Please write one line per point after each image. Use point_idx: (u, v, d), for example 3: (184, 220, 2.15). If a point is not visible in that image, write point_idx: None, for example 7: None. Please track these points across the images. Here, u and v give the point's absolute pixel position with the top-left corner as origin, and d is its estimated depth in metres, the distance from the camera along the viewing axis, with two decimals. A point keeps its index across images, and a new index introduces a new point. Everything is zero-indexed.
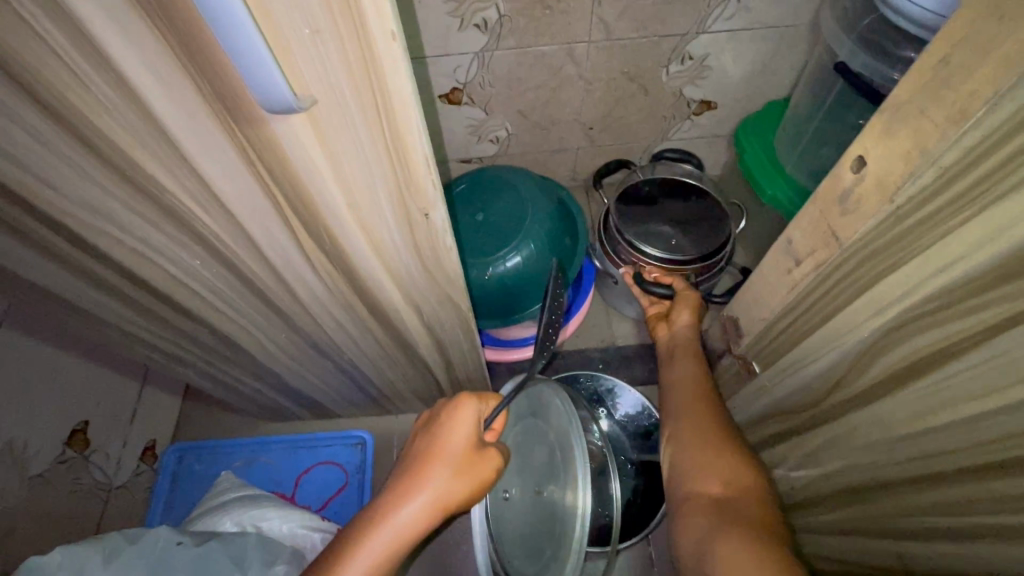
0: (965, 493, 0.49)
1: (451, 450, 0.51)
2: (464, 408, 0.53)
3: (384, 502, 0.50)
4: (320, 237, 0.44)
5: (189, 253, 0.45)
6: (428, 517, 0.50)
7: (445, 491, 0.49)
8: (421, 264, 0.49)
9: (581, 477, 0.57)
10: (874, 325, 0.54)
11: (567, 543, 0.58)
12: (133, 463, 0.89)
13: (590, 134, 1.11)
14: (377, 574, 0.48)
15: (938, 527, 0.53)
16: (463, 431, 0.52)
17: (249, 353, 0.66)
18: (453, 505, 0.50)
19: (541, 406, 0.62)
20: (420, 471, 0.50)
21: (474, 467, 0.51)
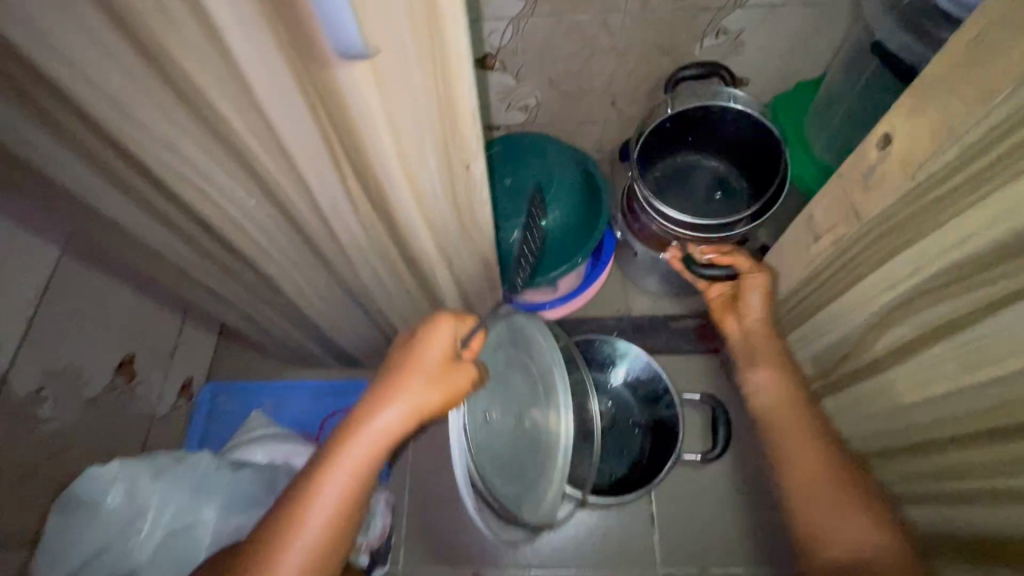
0: (971, 456, 0.51)
1: (427, 362, 0.53)
2: (442, 327, 0.55)
3: (365, 411, 0.52)
4: (367, 183, 0.47)
5: (245, 192, 0.49)
6: (406, 422, 0.52)
7: (422, 397, 0.52)
8: (457, 215, 0.52)
9: (563, 396, 0.67)
10: (888, 298, 0.57)
11: (549, 463, 0.66)
12: (172, 397, 0.95)
13: (619, 106, 1.11)
14: (359, 477, 0.51)
15: (951, 490, 0.56)
16: (438, 346, 0.53)
17: (287, 296, 0.70)
18: (430, 412, 0.53)
19: (518, 336, 0.65)
20: (396, 383, 0.52)
21: (447, 379, 0.53)
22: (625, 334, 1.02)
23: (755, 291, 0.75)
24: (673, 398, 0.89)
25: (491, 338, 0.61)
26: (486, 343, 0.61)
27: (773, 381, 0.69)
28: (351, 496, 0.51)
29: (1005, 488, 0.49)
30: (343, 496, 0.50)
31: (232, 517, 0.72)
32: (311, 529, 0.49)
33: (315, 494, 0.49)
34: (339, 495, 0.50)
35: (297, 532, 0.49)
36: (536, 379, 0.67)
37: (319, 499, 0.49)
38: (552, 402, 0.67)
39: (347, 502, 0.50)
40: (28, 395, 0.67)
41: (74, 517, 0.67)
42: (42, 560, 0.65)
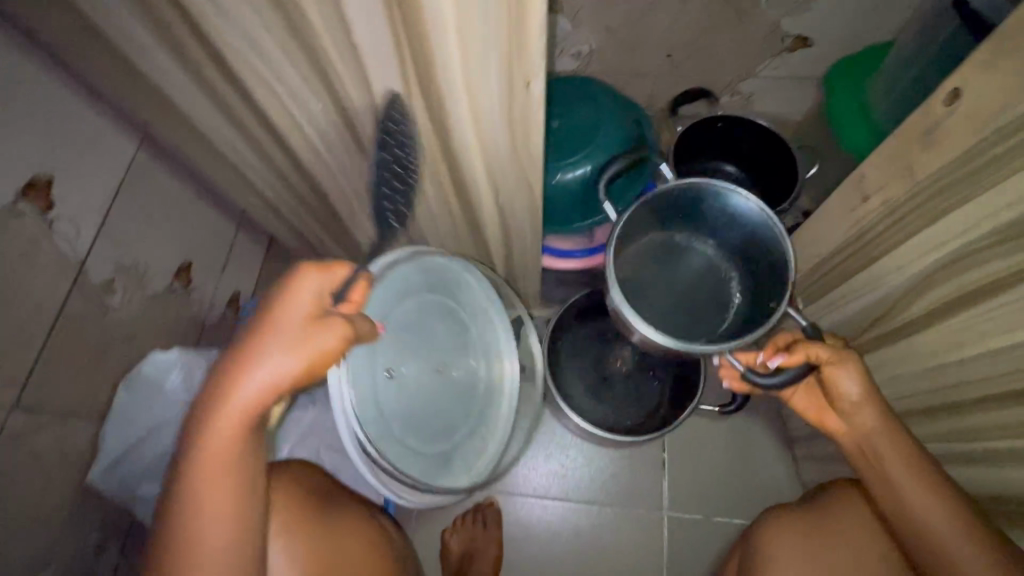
0: (990, 418, 0.53)
1: (278, 325, 0.47)
2: (300, 282, 0.48)
3: (219, 388, 0.48)
4: (429, 97, 0.49)
5: (315, 97, 0.52)
6: (270, 391, 0.48)
7: (281, 366, 0.47)
8: (510, 140, 0.54)
9: (507, 342, 0.78)
10: (927, 260, 0.57)
11: (495, 408, 0.77)
12: (223, 306, 1.02)
13: (675, 61, 1.09)
14: (235, 447, 0.49)
15: (962, 452, 0.59)
16: (295, 306, 0.48)
17: (338, 213, 0.74)
18: (294, 378, 0.48)
19: (432, 275, 0.69)
20: (250, 352, 0.47)
21: (303, 339, 0.47)
22: None
23: (844, 378, 0.60)
24: None
25: (402, 283, 0.66)
26: (389, 296, 0.64)
27: (890, 438, 0.60)
28: (238, 462, 0.50)
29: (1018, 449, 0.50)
30: (231, 465, 0.50)
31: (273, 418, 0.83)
32: (214, 505, 0.49)
33: (202, 468, 0.49)
34: (229, 465, 0.49)
35: (199, 508, 0.49)
36: (464, 324, 0.75)
37: (206, 474, 0.49)
38: (494, 349, 0.77)
39: (238, 470, 0.50)
40: (102, 282, 0.74)
41: (143, 394, 0.79)
42: (112, 426, 0.76)
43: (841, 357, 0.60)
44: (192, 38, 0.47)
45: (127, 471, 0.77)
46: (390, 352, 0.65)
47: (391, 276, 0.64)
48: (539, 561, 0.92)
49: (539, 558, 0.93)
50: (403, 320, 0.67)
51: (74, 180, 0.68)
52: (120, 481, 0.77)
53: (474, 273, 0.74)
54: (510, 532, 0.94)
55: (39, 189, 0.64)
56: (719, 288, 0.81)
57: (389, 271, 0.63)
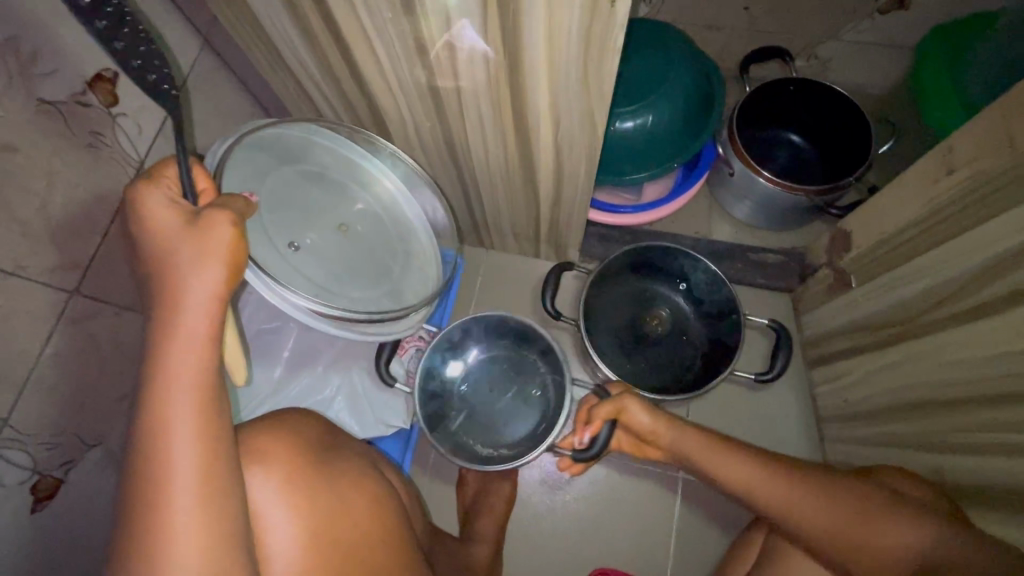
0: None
1: (174, 241, 0.42)
2: (151, 196, 0.43)
3: (153, 347, 0.41)
4: (504, 9, 0.47)
5: (386, 3, 0.50)
6: (205, 320, 0.42)
7: (200, 281, 0.41)
8: (581, 68, 0.52)
9: (383, 171, 0.77)
10: (1012, 241, 0.53)
11: (416, 243, 0.79)
12: None
13: (753, 14, 1.01)
14: (200, 411, 0.41)
15: (992, 441, 0.56)
16: (168, 220, 0.43)
17: (392, 138, 0.73)
18: (224, 291, 0.42)
19: (273, 150, 0.68)
20: (168, 284, 0.42)
21: (208, 243, 0.42)
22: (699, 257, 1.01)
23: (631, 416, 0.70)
24: (736, 319, 0.88)
25: (246, 166, 0.65)
26: (249, 179, 0.64)
27: (728, 456, 0.64)
28: (209, 430, 0.41)
29: None
30: (197, 433, 0.40)
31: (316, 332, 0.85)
32: (174, 465, 0.39)
33: (168, 444, 0.39)
34: (193, 434, 0.40)
35: (170, 501, 0.39)
36: (339, 185, 0.74)
37: (174, 451, 0.39)
38: (365, 181, 0.76)
39: (207, 441, 0.40)
40: None
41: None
42: None
43: (623, 400, 0.69)
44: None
45: None
46: (282, 226, 0.66)
47: (229, 169, 0.62)
48: (553, 506, 0.95)
49: (552, 503, 0.95)
50: (267, 197, 0.66)
51: (137, 78, 0.69)
52: None
53: (304, 140, 0.71)
54: (525, 476, 0.96)
55: (104, 83, 0.65)
56: (520, 365, 0.94)
57: (231, 146, 0.63)
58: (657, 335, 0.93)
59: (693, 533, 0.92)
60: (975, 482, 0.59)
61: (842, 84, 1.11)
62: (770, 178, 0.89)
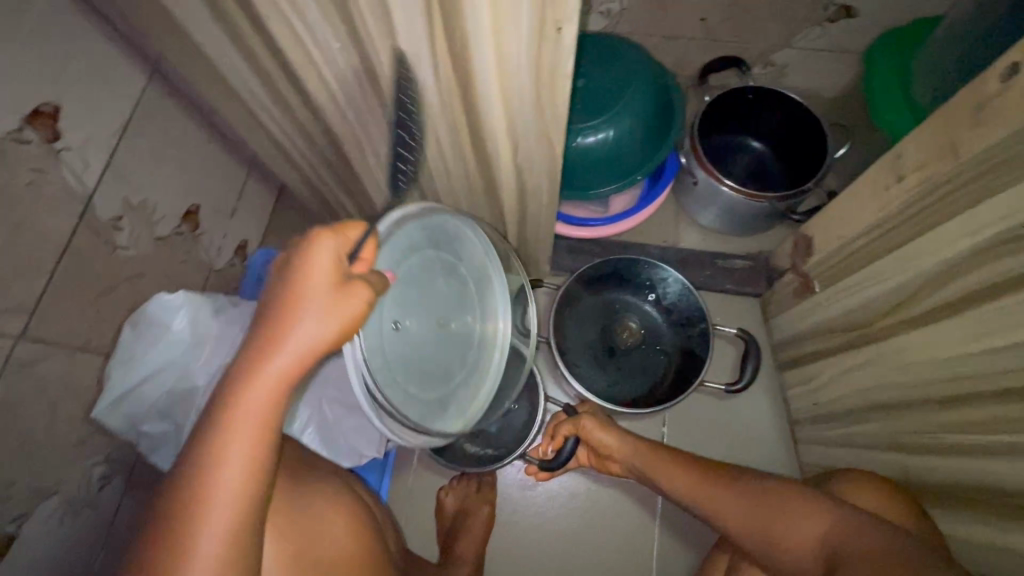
0: (999, 414, 0.51)
1: (312, 287, 0.41)
2: (323, 244, 0.42)
3: (254, 352, 0.42)
4: (453, 37, 0.46)
5: (333, 33, 0.49)
6: (302, 358, 0.42)
7: (309, 328, 0.41)
8: (535, 92, 0.52)
9: (500, 303, 0.68)
10: (960, 246, 0.54)
11: (481, 366, 0.67)
12: (230, 255, 1.02)
13: (708, 24, 1.03)
14: (264, 425, 0.42)
15: (955, 442, 0.57)
16: (320, 267, 0.41)
17: (351, 163, 0.72)
18: (326, 347, 0.42)
19: (442, 244, 0.62)
20: (284, 313, 0.41)
21: (339, 305, 0.41)
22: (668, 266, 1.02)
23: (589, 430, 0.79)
24: (705, 327, 0.88)
25: (407, 240, 0.57)
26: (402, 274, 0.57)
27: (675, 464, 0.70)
28: (261, 461, 0.42)
29: None
30: (252, 460, 0.41)
31: None
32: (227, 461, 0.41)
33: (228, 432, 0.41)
34: (249, 460, 0.41)
35: (197, 518, 0.40)
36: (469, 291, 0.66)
37: (230, 443, 0.41)
38: (485, 305, 0.67)
39: (256, 469, 0.42)
40: (110, 220, 0.72)
41: (145, 337, 0.75)
42: (115, 364, 0.74)
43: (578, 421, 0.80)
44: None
45: (131, 410, 0.76)
46: (397, 300, 0.58)
47: (395, 238, 0.54)
48: (534, 523, 0.94)
49: (533, 520, 0.94)
50: (406, 275, 0.58)
51: (82, 111, 0.66)
52: (121, 419, 0.75)
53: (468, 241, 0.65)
54: (504, 494, 0.95)
55: (43, 118, 0.62)
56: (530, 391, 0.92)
57: (412, 221, 0.56)
58: (629, 345, 0.93)
59: (676, 542, 0.92)
60: (940, 481, 0.60)
61: (797, 90, 1.13)
62: (732, 185, 0.91)
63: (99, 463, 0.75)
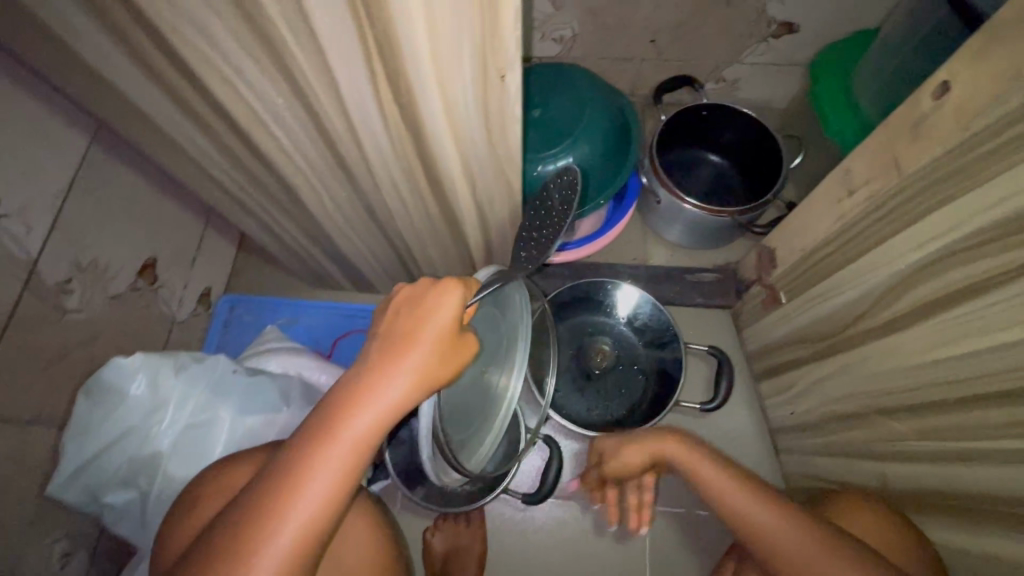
0: (963, 420, 0.53)
1: (431, 333, 0.48)
2: (449, 294, 0.49)
3: (370, 377, 0.48)
4: (397, 88, 0.46)
5: (275, 89, 0.48)
6: (412, 394, 0.48)
7: (422, 367, 0.48)
8: (486, 134, 0.51)
9: (519, 364, 0.58)
10: (911, 258, 0.56)
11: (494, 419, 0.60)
12: (192, 305, 0.99)
13: (659, 45, 1.05)
14: (364, 446, 0.48)
15: (926, 449, 0.58)
16: (443, 316, 0.48)
17: (308, 209, 0.71)
18: (429, 385, 0.49)
19: (500, 295, 0.59)
20: (401, 347, 0.48)
21: (451, 352, 0.49)
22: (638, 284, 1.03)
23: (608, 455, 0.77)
24: (679, 345, 0.89)
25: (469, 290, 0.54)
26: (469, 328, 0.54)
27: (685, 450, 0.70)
28: (348, 477, 0.48)
29: (998, 449, 0.50)
30: (342, 473, 0.47)
31: (251, 417, 0.77)
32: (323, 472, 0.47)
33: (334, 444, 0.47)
34: (339, 472, 0.47)
35: (287, 516, 0.46)
36: (507, 341, 0.59)
37: (332, 456, 0.47)
38: (509, 360, 0.59)
39: (344, 480, 0.47)
40: (57, 284, 0.69)
41: (103, 402, 0.69)
42: (73, 436, 0.67)
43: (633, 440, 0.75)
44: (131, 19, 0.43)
45: (92, 481, 0.69)
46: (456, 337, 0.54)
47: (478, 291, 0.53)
48: (528, 557, 0.92)
49: (526, 554, 0.92)
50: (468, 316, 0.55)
51: (22, 175, 0.64)
52: (80, 492, 0.69)
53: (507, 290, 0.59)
54: (495, 529, 0.93)
55: None
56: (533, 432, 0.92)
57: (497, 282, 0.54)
58: (605, 367, 0.93)
59: (668, 562, 0.91)
60: (916, 486, 0.61)
61: (749, 103, 1.17)
62: (695, 203, 0.92)
63: (60, 539, 0.71)
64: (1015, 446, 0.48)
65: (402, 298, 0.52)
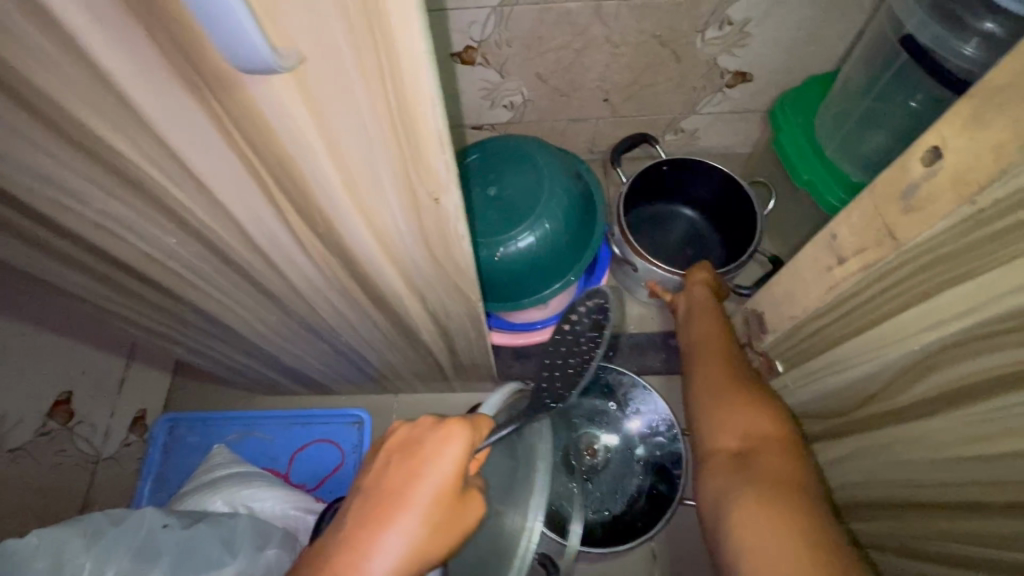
0: (1011, 529, 0.45)
1: (427, 494, 0.40)
2: (452, 440, 0.40)
3: (359, 537, 0.40)
4: (312, 219, 0.38)
5: (163, 230, 0.40)
6: (404, 565, 0.40)
7: (419, 532, 0.40)
8: (429, 254, 0.44)
9: (536, 493, 0.46)
10: (925, 338, 0.49)
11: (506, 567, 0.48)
12: (122, 434, 0.86)
13: (612, 104, 1.02)
14: None
15: (967, 555, 0.50)
16: (445, 469, 0.40)
17: (238, 332, 0.62)
18: (426, 553, 0.41)
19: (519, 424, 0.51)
20: (396, 502, 0.41)
21: (450, 518, 0.41)
22: (620, 355, 0.96)
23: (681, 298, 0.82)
24: (676, 433, 0.82)
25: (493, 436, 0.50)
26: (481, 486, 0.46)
27: (709, 356, 0.67)
28: None
29: None
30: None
31: None
32: None
33: None
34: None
35: None
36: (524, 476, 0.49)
37: None
38: (523, 496, 0.48)
39: None
40: None
41: None
42: None
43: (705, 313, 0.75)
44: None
45: None
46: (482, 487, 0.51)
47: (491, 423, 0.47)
48: None
49: None
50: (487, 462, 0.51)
51: None
52: None
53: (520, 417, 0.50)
54: None
55: None
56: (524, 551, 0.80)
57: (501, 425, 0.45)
58: (597, 463, 0.83)
59: None
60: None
61: (710, 151, 1.14)
62: (666, 270, 0.86)
63: None
64: None
65: (397, 441, 0.43)
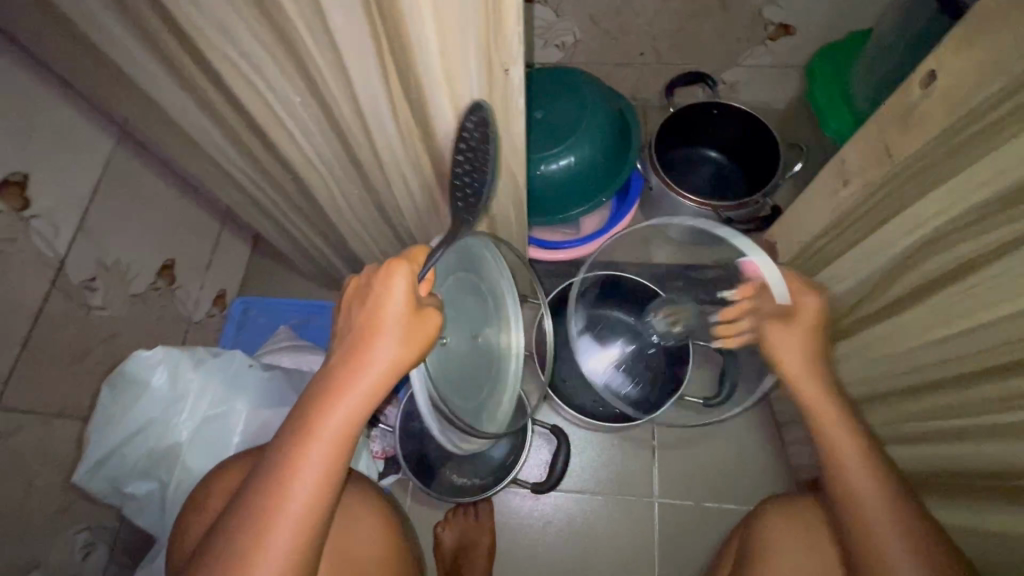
0: (971, 396, 0.54)
1: (388, 317, 0.49)
2: (397, 274, 0.48)
3: (342, 373, 0.50)
4: (409, 87, 0.49)
5: (292, 89, 0.51)
6: (383, 378, 0.50)
7: (389, 352, 0.49)
8: (492, 130, 0.54)
9: (512, 314, 0.62)
10: (903, 244, 0.58)
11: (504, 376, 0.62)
12: (207, 306, 1.02)
13: (658, 50, 1.08)
14: (348, 435, 0.51)
15: (931, 429, 0.61)
16: (398, 297, 0.48)
17: (321, 208, 0.74)
18: (401, 366, 0.50)
19: (469, 261, 0.59)
20: (365, 337, 0.50)
21: (413, 330, 0.50)
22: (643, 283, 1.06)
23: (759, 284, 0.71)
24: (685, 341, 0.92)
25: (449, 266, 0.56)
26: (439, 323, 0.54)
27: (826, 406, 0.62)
28: (337, 470, 0.51)
29: (1000, 426, 0.52)
30: (327, 467, 0.50)
31: (266, 410, 0.80)
32: (308, 473, 0.50)
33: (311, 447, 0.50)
34: (323, 468, 0.50)
35: (278, 518, 0.49)
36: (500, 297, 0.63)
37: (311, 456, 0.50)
38: (502, 319, 0.62)
39: (335, 463, 0.51)
40: (82, 282, 0.73)
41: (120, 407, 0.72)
42: (95, 426, 0.70)
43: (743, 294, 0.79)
44: (154, 14, 0.46)
45: (113, 472, 0.72)
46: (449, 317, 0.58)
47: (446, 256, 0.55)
48: (536, 552, 0.93)
49: (533, 551, 0.94)
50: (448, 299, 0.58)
51: (50, 179, 0.68)
52: (103, 482, 0.72)
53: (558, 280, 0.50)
54: (503, 526, 0.95)
55: (12, 187, 0.63)
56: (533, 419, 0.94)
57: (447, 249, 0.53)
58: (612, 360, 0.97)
59: (676, 557, 0.92)
60: (920, 465, 0.65)
61: (748, 105, 1.19)
62: (695, 202, 0.94)
63: (82, 531, 0.75)
64: (1010, 419, 0.50)
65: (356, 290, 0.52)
